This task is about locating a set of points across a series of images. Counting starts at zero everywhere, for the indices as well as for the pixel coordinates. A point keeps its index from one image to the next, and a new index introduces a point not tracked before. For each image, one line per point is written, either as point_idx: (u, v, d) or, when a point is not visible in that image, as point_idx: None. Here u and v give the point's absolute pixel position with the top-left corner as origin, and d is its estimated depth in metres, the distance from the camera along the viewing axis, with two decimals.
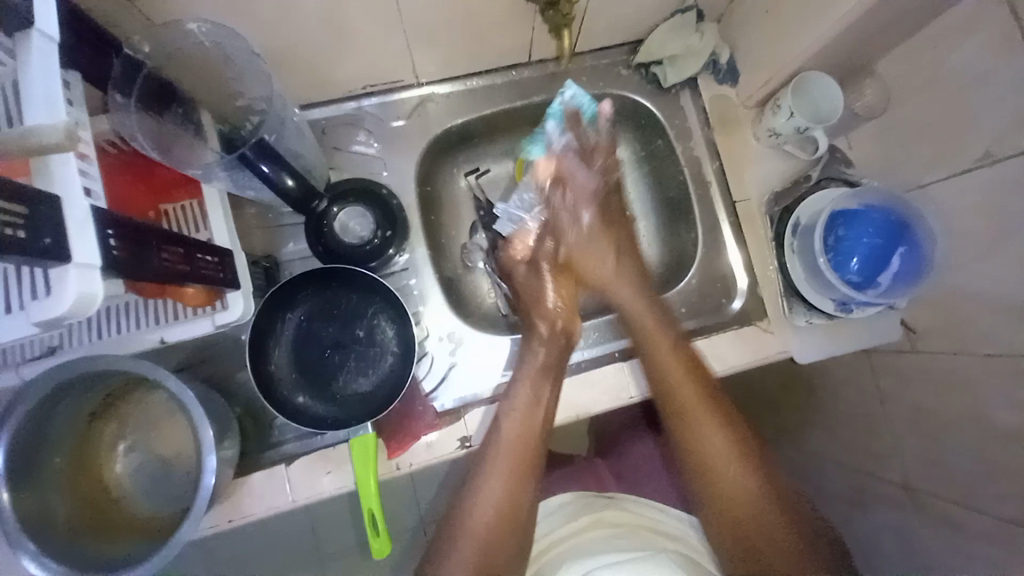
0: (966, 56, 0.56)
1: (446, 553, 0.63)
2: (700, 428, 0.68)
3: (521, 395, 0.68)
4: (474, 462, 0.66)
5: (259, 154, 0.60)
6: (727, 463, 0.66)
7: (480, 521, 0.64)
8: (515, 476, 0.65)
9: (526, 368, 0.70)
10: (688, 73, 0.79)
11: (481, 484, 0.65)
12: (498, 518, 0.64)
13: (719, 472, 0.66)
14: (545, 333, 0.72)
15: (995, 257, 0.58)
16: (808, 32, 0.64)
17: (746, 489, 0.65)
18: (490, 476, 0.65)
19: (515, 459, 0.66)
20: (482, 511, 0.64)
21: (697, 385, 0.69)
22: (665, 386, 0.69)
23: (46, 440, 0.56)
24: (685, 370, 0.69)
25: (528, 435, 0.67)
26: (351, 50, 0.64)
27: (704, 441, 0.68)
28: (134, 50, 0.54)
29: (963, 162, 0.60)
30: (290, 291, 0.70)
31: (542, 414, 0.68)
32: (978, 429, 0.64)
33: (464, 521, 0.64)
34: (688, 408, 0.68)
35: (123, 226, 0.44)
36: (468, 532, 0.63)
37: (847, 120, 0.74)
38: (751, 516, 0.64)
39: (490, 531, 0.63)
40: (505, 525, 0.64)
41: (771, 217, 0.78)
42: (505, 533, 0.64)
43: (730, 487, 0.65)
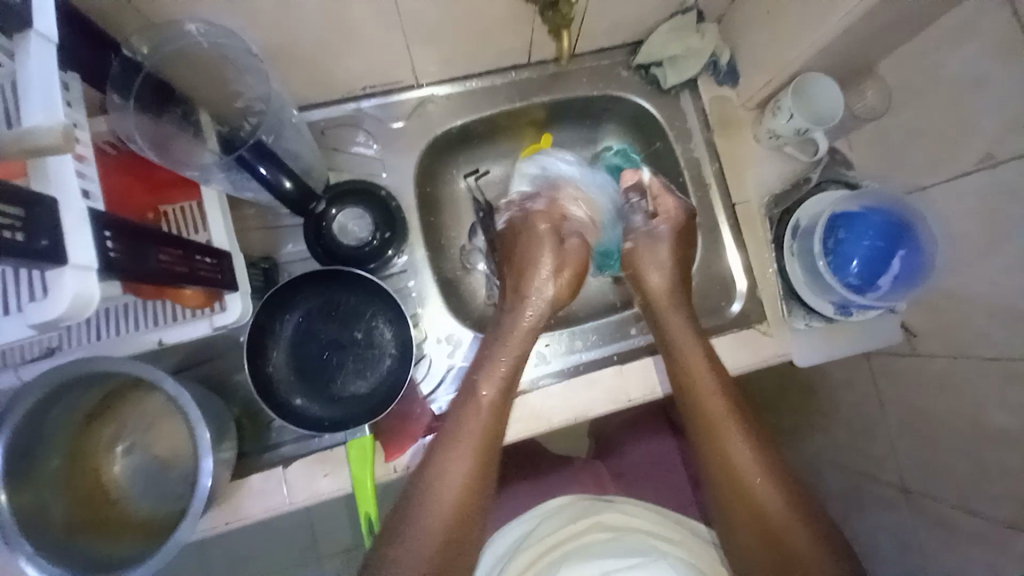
0: (968, 59, 0.56)
1: (403, 534, 0.58)
2: (731, 442, 0.66)
3: (498, 365, 0.68)
4: (441, 438, 0.64)
5: (258, 155, 0.60)
6: (758, 480, 0.64)
7: (445, 498, 0.60)
8: (481, 457, 0.63)
9: (506, 335, 0.71)
10: (688, 74, 0.79)
11: (445, 459, 0.62)
12: (461, 498, 0.61)
13: (752, 485, 0.64)
14: (528, 297, 0.74)
15: (994, 259, 0.58)
16: (808, 35, 0.64)
17: (775, 492, 0.63)
18: (457, 450, 0.63)
19: (482, 432, 0.64)
20: (447, 490, 0.60)
21: (723, 389, 0.69)
22: (694, 398, 0.69)
23: (41, 440, 0.56)
24: (711, 372, 0.69)
25: (501, 410, 0.66)
26: (351, 51, 0.64)
27: (734, 456, 0.66)
28: (133, 51, 0.53)
29: (963, 165, 0.60)
30: (289, 291, 0.70)
31: (508, 384, 0.67)
32: (977, 432, 0.64)
33: (425, 498, 0.60)
34: (710, 410, 0.68)
35: (121, 229, 0.44)
36: (433, 510, 0.59)
37: (847, 122, 0.74)
38: (789, 535, 0.61)
39: (452, 509, 0.60)
40: (468, 507, 0.61)
41: (771, 219, 0.78)
42: (469, 510, 0.61)
43: (764, 500, 0.63)
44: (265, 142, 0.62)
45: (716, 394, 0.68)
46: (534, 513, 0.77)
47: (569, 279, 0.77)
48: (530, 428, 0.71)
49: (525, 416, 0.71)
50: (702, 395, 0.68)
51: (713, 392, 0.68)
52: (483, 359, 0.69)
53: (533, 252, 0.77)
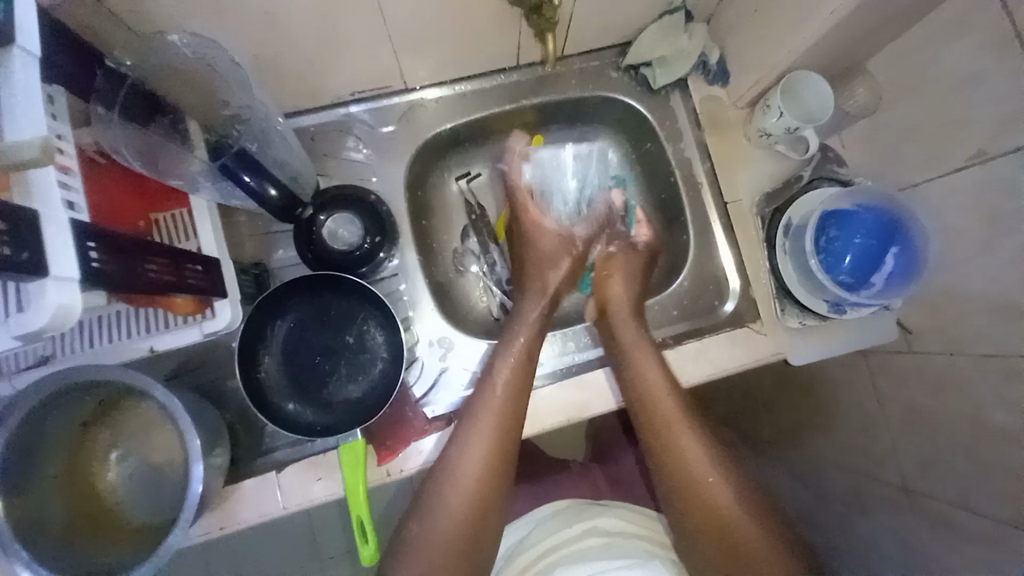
0: (958, 56, 0.56)
1: (429, 511, 0.61)
2: (678, 439, 0.65)
3: (515, 346, 0.69)
4: (461, 420, 0.65)
5: (241, 163, 0.60)
6: (710, 475, 0.63)
7: (463, 478, 0.62)
8: (502, 438, 0.64)
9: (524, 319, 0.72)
10: (678, 74, 0.79)
11: (466, 440, 0.63)
12: (480, 477, 0.62)
13: (700, 480, 0.63)
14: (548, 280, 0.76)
15: (989, 254, 0.58)
16: (797, 33, 0.63)
17: (723, 488, 0.62)
18: (474, 432, 0.64)
19: (500, 414, 0.64)
20: (470, 465, 0.62)
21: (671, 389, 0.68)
22: (644, 396, 0.68)
23: (36, 448, 0.56)
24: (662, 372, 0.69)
25: (519, 390, 0.66)
26: (340, 58, 0.64)
27: (684, 453, 0.65)
28: (117, 62, 0.54)
29: (956, 162, 0.59)
30: (280, 296, 0.70)
31: (531, 366, 0.68)
32: (977, 429, 0.63)
33: (446, 477, 0.62)
34: (658, 410, 0.67)
35: (104, 238, 0.45)
36: (455, 489, 0.61)
37: (838, 120, 0.74)
38: (738, 528, 0.60)
39: (475, 484, 0.62)
40: (488, 483, 0.63)
41: (763, 218, 0.78)
42: (490, 487, 0.63)
43: (712, 497, 0.62)
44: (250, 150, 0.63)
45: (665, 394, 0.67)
46: (529, 519, 0.78)
47: (552, 244, 0.78)
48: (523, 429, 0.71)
49: None
50: (649, 393, 0.68)
51: (662, 392, 0.67)
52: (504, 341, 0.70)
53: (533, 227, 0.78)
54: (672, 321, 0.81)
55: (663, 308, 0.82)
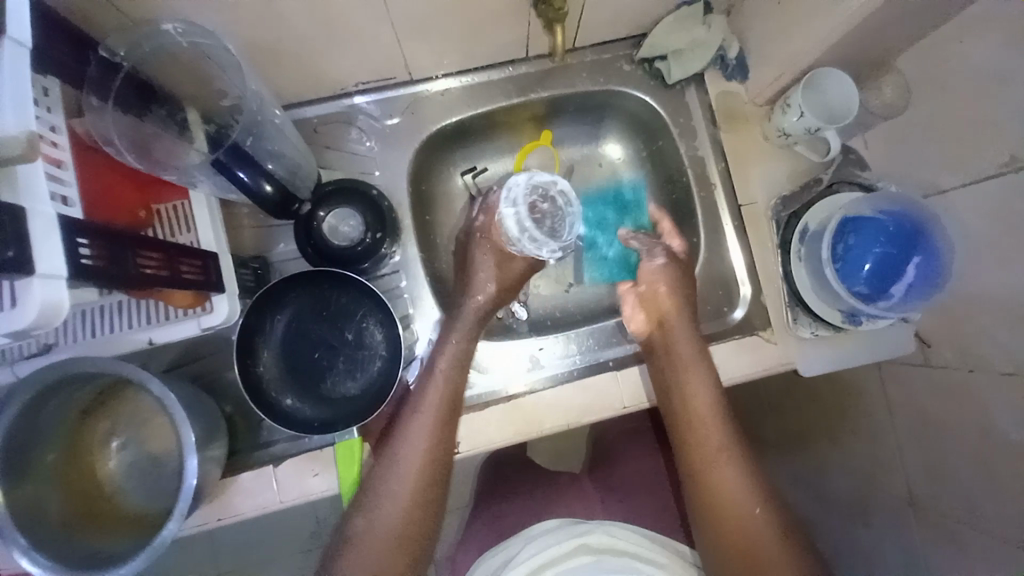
0: (994, 53, 0.52)
1: (371, 505, 0.59)
2: (717, 465, 0.62)
3: (451, 338, 0.68)
4: (406, 414, 0.64)
5: (233, 157, 0.60)
6: (737, 485, 0.61)
7: (407, 477, 0.60)
8: (441, 428, 0.63)
9: (464, 317, 0.70)
10: (693, 68, 0.75)
11: (406, 430, 0.62)
12: (423, 475, 0.60)
13: (735, 509, 0.60)
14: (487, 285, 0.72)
15: (1014, 268, 0.54)
16: (818, 27, 0.60)
17: (748, 502, 0.60)
18: (418, 424, 0.62)
19: (440, 405, 0.64)
20: (411, 455, 0.61)
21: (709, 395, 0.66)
22: (684, 417, 0.66)
23: (35, 435, 0.57)
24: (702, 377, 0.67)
25: (457, 384, 0.66)
26: (341, 45, 0.63)
27: (725, 481, 0.62)
28: (111, 52, 0.53)
29: (986, 168, 0.56)
30: (279, 290, 0.69)
31: (466, 362, 0.67)
32: (990, 451, 0.61)
33: (390, 475, 0.60)
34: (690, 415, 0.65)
35: (95, 232, 0.44)
36: (400, 484, 0.60)
37: (863, 120, 0.70)
38: (773, 562, 0.57)
39: (419, 475, 0.60)
40: (433, 479, 0.61)
41: (778, 221, 0.75)
42: (435, 478, 0.61)
43: (736, 508, 0.60)
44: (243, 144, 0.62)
45: (708, 418, 0.65)
46: (520, 537, 0.73)
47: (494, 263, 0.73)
48: (523, 431, 0.70)
49: (518, 421, 0.70)
50: (689, 420, 0.65)
51: (697, 398, 0.66)
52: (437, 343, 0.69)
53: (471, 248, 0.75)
54: None
55: None
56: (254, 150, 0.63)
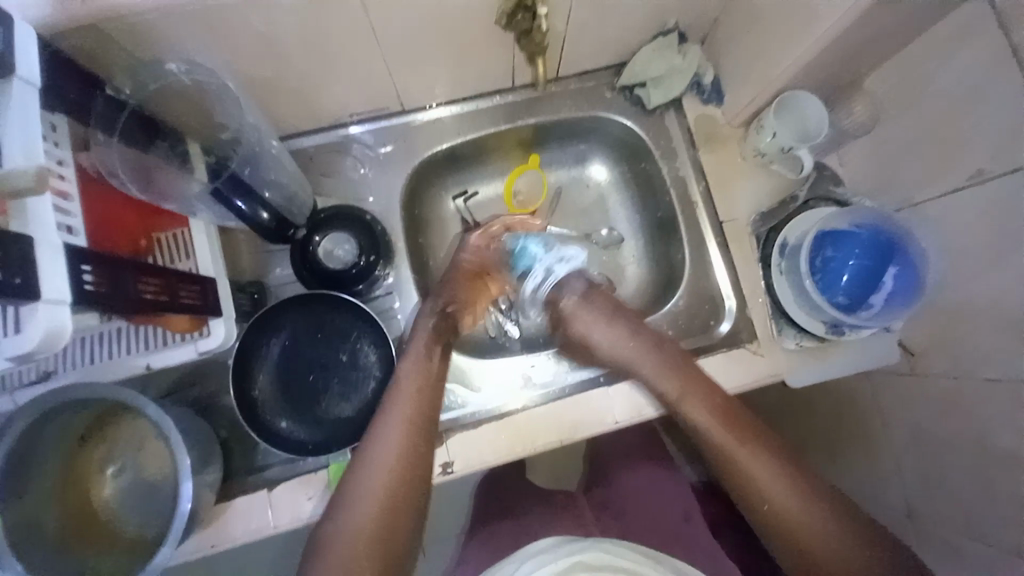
0: (955, 74, 0.55)
1: (340, 512, 0.59)
2: (741, 456, 0.62)
3: (419, 340, 0.70)
4: (373, 420, 0.64)
5: (231, 186, 0.63)
6: (771, 479, 0.60)
7: (375, 484, 0.60)
8: (411, 424, 0.63)
9: (424, 321, 0.72)
10: (672, 93, 0.79)
11: (377, 429, 0.63)
12: (391, 480, 0.60)
13: (765, 498, 0.59)
14: (448, 294, 0.75)
15: (989, 275, 0.57)
16: (788, 53, 0.64)
17: (784, 492, 0.59)
18: (387, 422, 0.63)
19: (410, 402, 0.65)
20: (382, 452, 0.61)
21: (710, 398, 0.66)
22: (693, 424, 0.66)
23: (31, 463, 0.57)
24: (695, 385, 0.67)
25: (424, 391, 0.66)
26: (336, 79, 0.66)
27: (751, 472, 0.61)
28: (117, 90, 0.57)
29: (956, 180, 0.58)
30: (276, 314, 0.72)
31: (433, 370, 0.68)
32: (981, 456, 0.61)
33: (356, 482, 0.60)
34: (700, 421, 0.65)
35: (98, 260, 0.46)
36: (372, 482, 0.60)
37: (835, 139, 0.74)
38: (810, 535, 0.56)
39: (391, 473, 0.60)
40: (408, 475, 0.61)
41: (758, 236, 0.77)
42: (410, 474, 0.61)
43: (776, 502, 0.59)
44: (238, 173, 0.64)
45: (700, 399, 0.66)
46: (516, 556, 0.72)
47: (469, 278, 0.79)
48: (517, 449, 0.71)
49: (510, 439, 0.70)
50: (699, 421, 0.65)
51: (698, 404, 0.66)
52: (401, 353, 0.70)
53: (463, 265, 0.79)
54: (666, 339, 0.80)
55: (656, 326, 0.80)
56: (252, 180, 0.66)
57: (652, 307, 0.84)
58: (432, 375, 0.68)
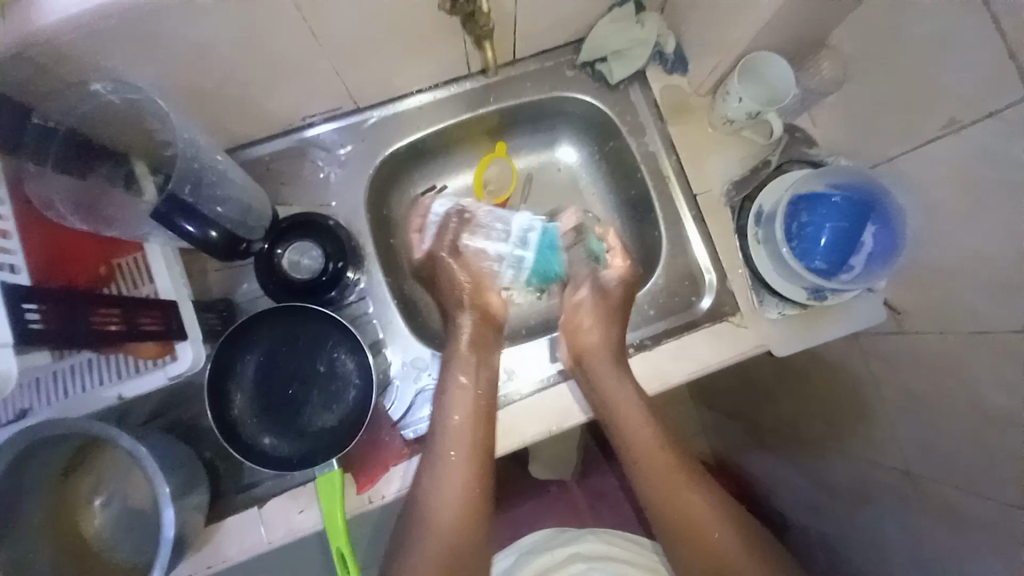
0: (918, 18, 0.53)
1: (409, 553, 0.63)
2: (683, 494, 0.66)
3: (459, 380, 0.69)
4: (424, 463, 0.66)
5: (174, 207, 0.58)
6: (714, 525, 0.64)
7: (439, 524, 0.64)
8: (471, 461, 0.66)
9: (458, 352, 0.71)
10: (635, 67, 0.76)
11: (434, 473, 0.65)
12: (455, 519, 0.65)
13: (711, 535, 0.63)
14: (468, 314, 0.74)
15: (966, 225, 0.55)
16: (746, 15, 0.61)
17: (730, 542, 0.63)
18: (444, 466, 0.66)
19: (466, 443, 0.66)
20: (444, 496, 0.65)
21: (653, 431, 0.69)
22: (639, 456, 0.69)
23: (14, 506, 0.57)
24: (642, 416, 0.69)
25: (479, 429, 0.67)
26: (282, 83, 0.64)
27: (696, 511, 0.65)
28: (46, 117, 0.53)
29: (929, 133, 0.56)
30: (244, 332, 0.70)
31: (483, 401, 0.68)
32: (972, 410, 0.61)
33: (424, 525, 0.64)
34: (646, 456, 0.68)
35: (46, 296, 0.46)
36: (430, 527, 0.63)
37: (803, 99, 0.71)
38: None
39: (449, 518, 0.64)
40: (465, 514, 0.65)
41: (733, 207, 0.75)
42: (472, 513, 0.65)
43: (721, 548, 0.63)
44: (178, 192, 0.60)
45: (645, 430, 0.69)
46: (513, 549, 0.74)
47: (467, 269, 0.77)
48: (506, 445, 0.70)
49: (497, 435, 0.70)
50: (646, 461, 0.68)
51: (644, 437, 0.69)
52: (444, 386, 0.70)
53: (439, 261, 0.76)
54: (647, 320, 0.80)
55: (637, 309, 0.80)
56: (195, 198, 0.62)
57: (633, 288, 0.83)
58: (485, 409, 0.68)
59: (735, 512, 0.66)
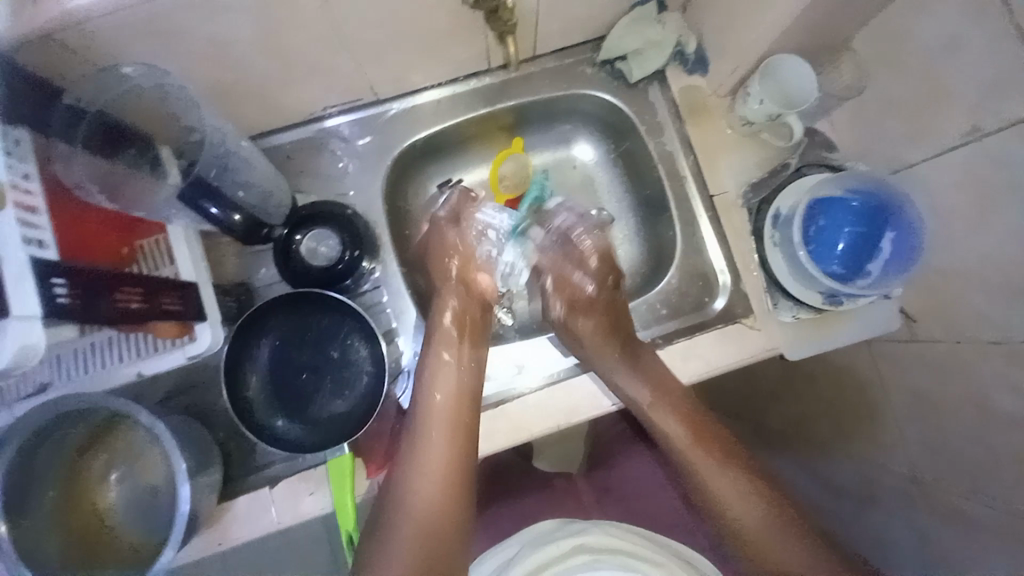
0: (940, 24, 0.52)
1: (384, 530, 0.61)
2: (707, 469, 0.66)
3: (441, 355, 0.70)
4: (407, 440, 0.67)
5: (199, 192, 0.64)
6: (737, 498, 0.64)
7: (417, 499, 0.63)
8: (453, 437, 0.66)
9: (438, 330, 0.72)
10: (653, 66, 0.76)
11: (416, 448, 0.66)
12: (436, 495, 0.63)
13: (729, 513, 0.64)
14: (455, 293, 0.75)
15: (984, 233, 0.55)
16: (766, 17, 0.61)
17: (754, 512, 0.63)
18: (425, 440, 0.66)
19: (447, 418, 0.66)
20: (424, 470, 0.64)
21: (677, 407, 0.70)
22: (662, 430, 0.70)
23: (33, 478, 0.58)
24: (662, 394, 0.71)
25: (460, 405, 0.67)
26: (303, 73, 0.64)
27: (717, 488, 0.65)
28: (76, 98, 0.55)
29: (947, 140, 0.56)
30: (260, 317, 0.71)
31: (465, 380, 0.69)
32: (983, 420, 0.60)
33: (401, 500, 0.63)
34: (669, 432, 0.70)
35: (73, 274, 0.48)
36: (410, 501, 0.62)
37: (824, 102, 0.71)
38: (779, 551, 0.61)
39: (428, 494, 0.63)
40: (445, 491, 0.64)
41: (748, 208, 0.75)
42: (452, 490, 0.64)
43: (744, 518, 0.63)
44: (205, 176, 0.63)
45: (669, 408, 0.70)
46: (517, 538, 0.74)
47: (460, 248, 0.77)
48: (513, 438, 0.70)
49: (504, 427, 0.70)
50: (675, 436, 0.70)
51: (668, 413, 0.70)
52: (426, 361, 0.71)
53: (441, 250, 0.77)
54: (660, 320, 0.79)
55: (650, 308, 0.80)
56: (220, 182, 0.65)
57: (645, 287, 0.83)
58: (466, 386, 0.69)
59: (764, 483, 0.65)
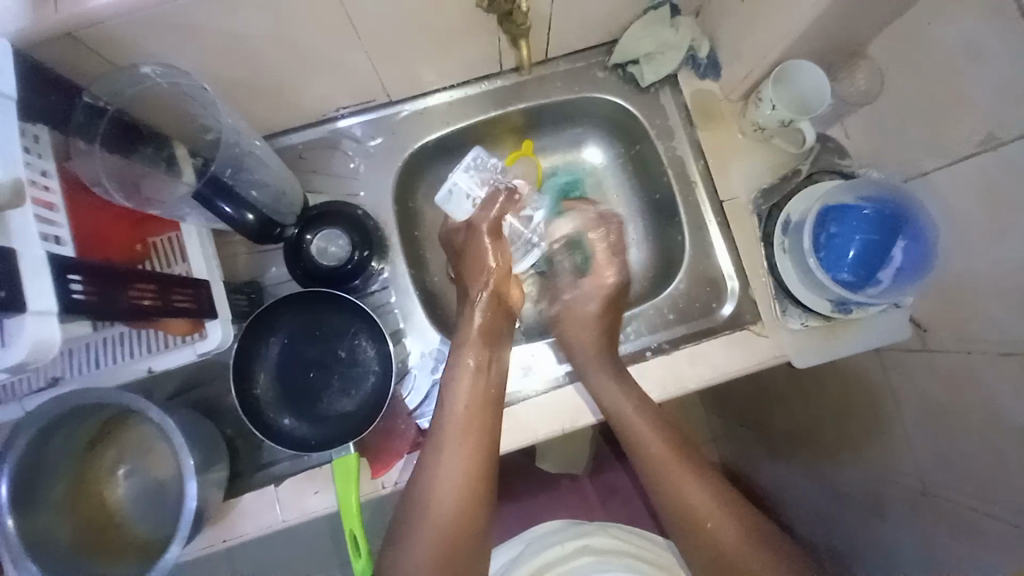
0: (958, 32, 0.52)
1: (406, 541, 0.61)
2: (680, 481, 0.65)
3: (465, 360, 0.69)
4: (427, 449, 0.66)
5: (214, 190, 0.62)
6: (709, 512, 0.62)
7: (438, 507, 0.62)
8: (476, 444, 0.65)
9: (464, 337, 0.71)
10: (666, 70, 0.76)
11: (438, 459, 0.64)
12: (457, 504, 0.63)
13: (704, 525, 0.62)
14: (475, 298, 0.74)
15: (997, 243, 0.54)
16: (780, 23, 0.61)
17: (726, 526, 0.61)
18: (448, 451, 0.65)
19: (470, 424, 0.66)
20: (446, 481, 0.63)
21: (651, 417, 0.69)
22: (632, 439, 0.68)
23: (45, 469, 0.59)
24: (637, 403, 0.69)
25: (483, 411, 0.66)
26: (316, 74, 0.65)
27: (687, 499, 0.64)
28: (95, 97, 0.56)
29: (963, 149, 0.55)
30: (271, 314, 0.72)
31: (488, 385, 0.68)
32: (993, 432, 0.59)
33: (424, 510, 0.62)
34: (642, 440, 0.68)
35: (89, 270, 0.48)
36: (429, 513, 0.62)
37: (838, 109, 0.70)
38: (751, 569, 0.59)
39: (448, 506, 0.63)
40: (465, 504, 0.63)
41: (759, 214, 0.75)
42: (474, 500, 0.64)
43: (715, 534, 0.61)
44: (221, 175, 0.63)
45: (642, 417, 0.68)
46: (521, 539, 0.75)
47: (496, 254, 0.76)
48: (518, 441, 0.70)
49: (509, 430, 0.70)
50: (648, 446, 0.68)
51: (642, 422, 0.68)
52: (451, 369, 0.70)
53: (476, 263, 0.75)
54: (667, 324, 0.78)
55: (657, 311, 0.79)
56: (234, 181, 0.64)
57: (653, 291, 0.83)
58: (488, 391, 0.68)
59: (731, 495, 0.64)
